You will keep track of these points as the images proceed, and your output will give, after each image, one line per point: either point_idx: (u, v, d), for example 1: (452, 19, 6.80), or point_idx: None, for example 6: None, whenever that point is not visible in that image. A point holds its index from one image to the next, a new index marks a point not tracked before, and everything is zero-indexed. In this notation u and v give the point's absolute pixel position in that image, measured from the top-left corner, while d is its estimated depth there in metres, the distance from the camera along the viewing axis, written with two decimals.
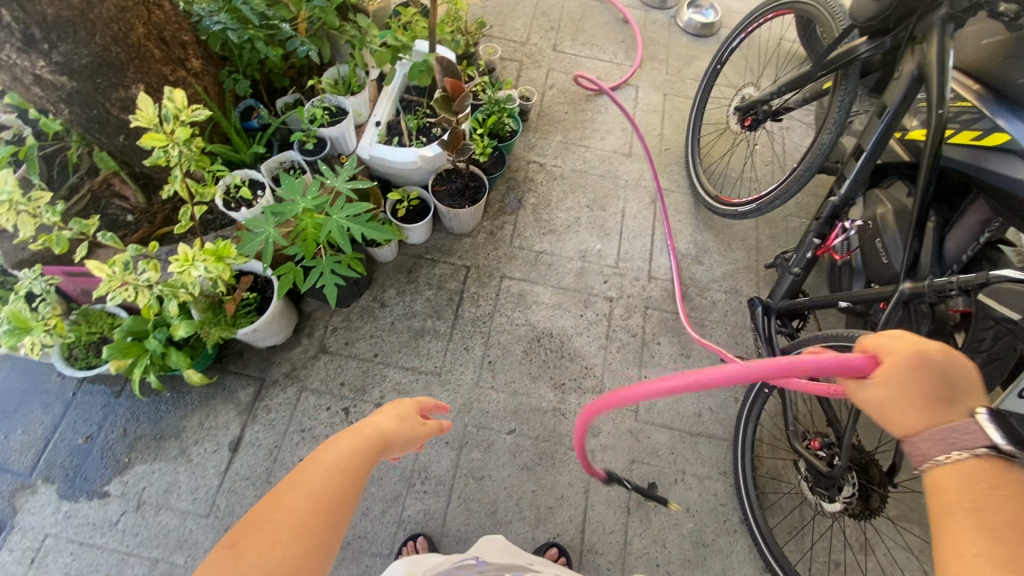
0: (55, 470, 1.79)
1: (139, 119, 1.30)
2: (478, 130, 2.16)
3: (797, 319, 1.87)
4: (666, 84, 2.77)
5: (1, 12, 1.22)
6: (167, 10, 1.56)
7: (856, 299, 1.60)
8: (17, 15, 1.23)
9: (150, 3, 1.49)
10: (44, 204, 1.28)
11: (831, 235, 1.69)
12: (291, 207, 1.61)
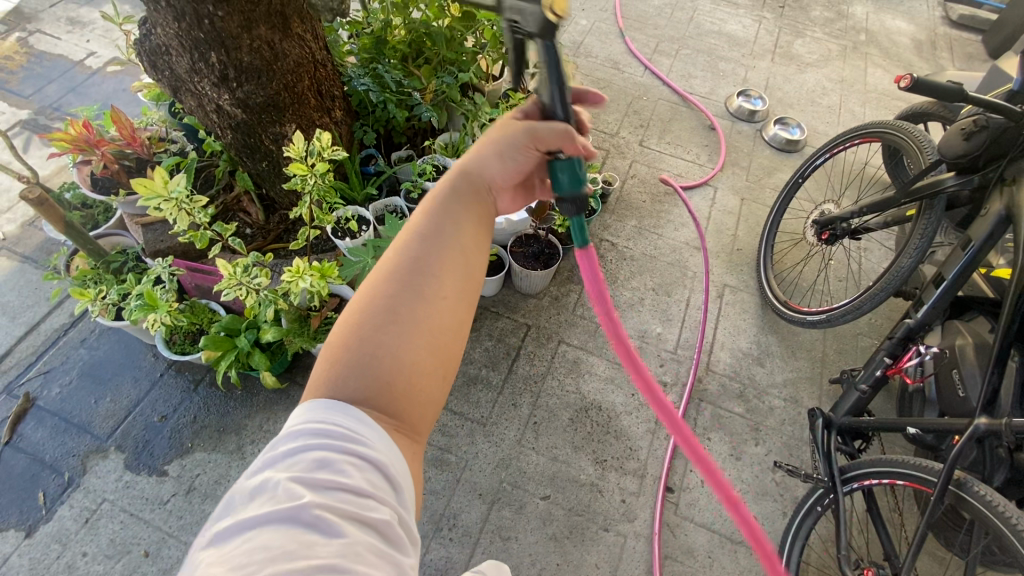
0: (127, 441, 1.95)
1: (290, 151, 1.55)
2: None
3: (860, 439, 1.80)
4: (745, 190, 2.89)
5: (211, 55, 1.54)
6: (328, 70, 1.88)
7: (926, 428, 1.54)
8: (223, 59, 1.55)
9: (318, 63, 1.82)
10: (200, 206, 1.51)
11: (904, 357, 1.66)
12: (390, 243, 1.80)
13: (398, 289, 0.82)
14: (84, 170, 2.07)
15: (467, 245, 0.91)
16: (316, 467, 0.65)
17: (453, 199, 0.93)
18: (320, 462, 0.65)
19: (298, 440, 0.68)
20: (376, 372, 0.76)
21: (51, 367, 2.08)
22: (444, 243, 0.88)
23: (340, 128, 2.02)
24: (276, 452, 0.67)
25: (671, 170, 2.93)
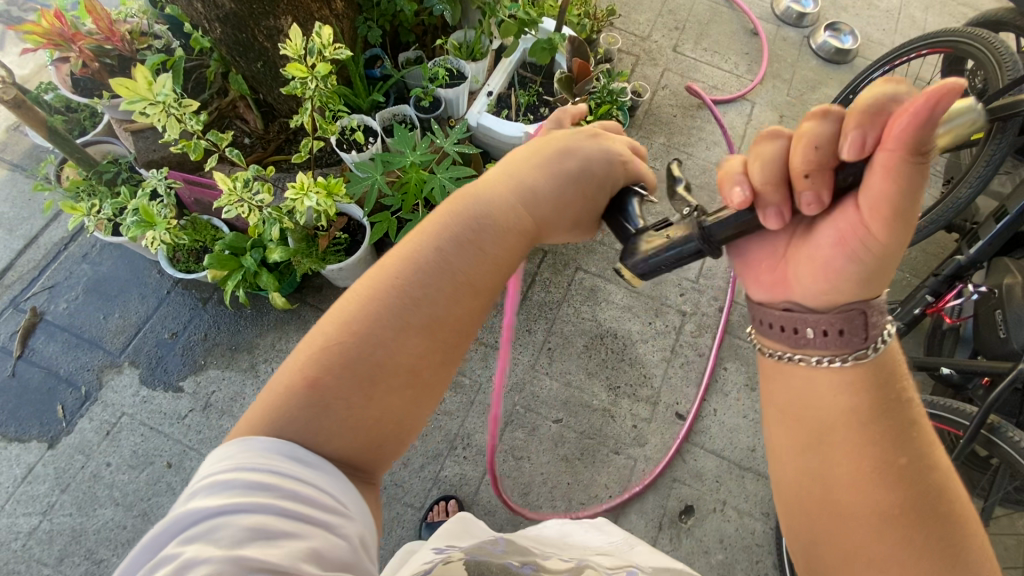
0: (140, 357, 1.94)
1: (287, 49, 1.36)
2: (587, 118, 2.14)
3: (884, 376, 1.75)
4: (785, 106, 2.64)
5: None
6: None
7: (960, 368, 1.47)
8: None
9: None
10: (190, 112, 1.36)
11: (947, 295, 1.56)
12: (401, 158, 1.66)
13: (390, 315, 0.72)
14: (63, 69, 1.88)
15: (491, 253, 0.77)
16: (249, 532, 0.58)
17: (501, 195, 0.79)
18: (261, 524, 0.59)
19: (231, 490, 0.60)
20: (366, 427, 0.70)
21: (55, 282, 2.02)
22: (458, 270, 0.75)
23: (342, 23, 1.77)
24: (202, 501, 0.60)
25: (705, 82, 2.67)
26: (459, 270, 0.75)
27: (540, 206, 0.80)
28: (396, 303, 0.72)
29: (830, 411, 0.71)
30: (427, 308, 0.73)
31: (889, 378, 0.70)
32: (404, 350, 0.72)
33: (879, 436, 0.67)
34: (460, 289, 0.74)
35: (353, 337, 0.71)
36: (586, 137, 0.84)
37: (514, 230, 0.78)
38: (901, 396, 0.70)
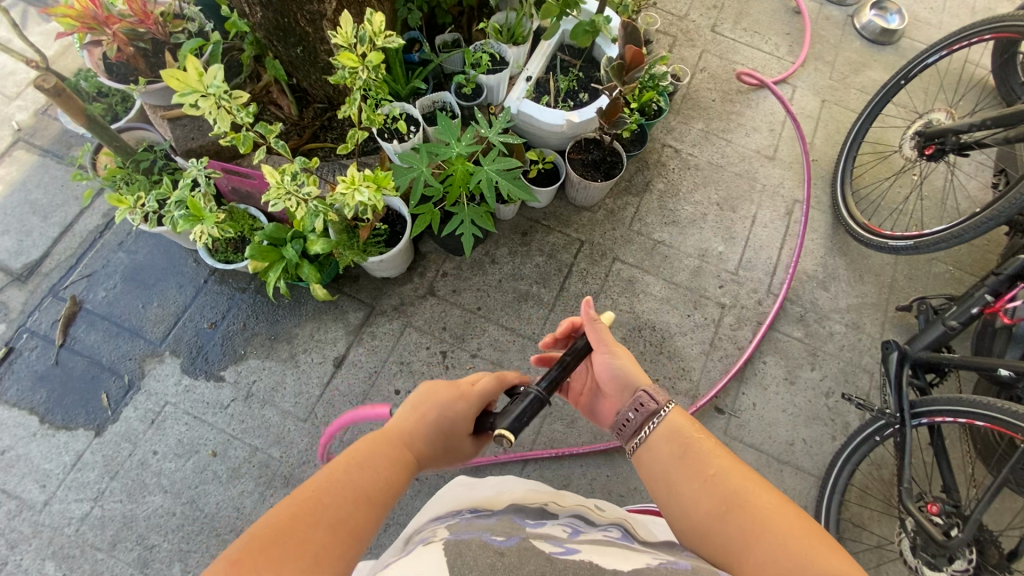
0: (181, 346, 1.95)
1: (337, 37, 1.31)
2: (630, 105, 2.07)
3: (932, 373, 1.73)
4: (827, 90, 2.55)
5: None
6: None
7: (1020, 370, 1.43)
8: None
9: None
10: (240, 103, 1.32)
11: (1007, 295, 1.52)
12: (447, 149, 1.62)
13: (315, 503, 0.87)
14: (95, 53, 1.83)
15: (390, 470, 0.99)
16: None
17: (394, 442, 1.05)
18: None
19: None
20: None
21: (93, 271, 2.02)
22: (370, 473, 0.96)
23: (383, 6, 1.71)
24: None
25: (745, 64, 2.58)
26: (369, 479, 0.95)
27: (422, 434, 1.08)
28: (335, 492, 0.90)
29: (668, 474, 1.06)
30: (354, 502, 0.91)
31: (679, 432, 1.10)
32: (331, 526, 0.85)
33: (683, 451, 1.07)
34: (375, 499, 0.93)
35: (292, 516, 0.84)
36: (445, 388, 1.15)
37: (399, 450, 1.04)
38: (692, 436, 1.09)
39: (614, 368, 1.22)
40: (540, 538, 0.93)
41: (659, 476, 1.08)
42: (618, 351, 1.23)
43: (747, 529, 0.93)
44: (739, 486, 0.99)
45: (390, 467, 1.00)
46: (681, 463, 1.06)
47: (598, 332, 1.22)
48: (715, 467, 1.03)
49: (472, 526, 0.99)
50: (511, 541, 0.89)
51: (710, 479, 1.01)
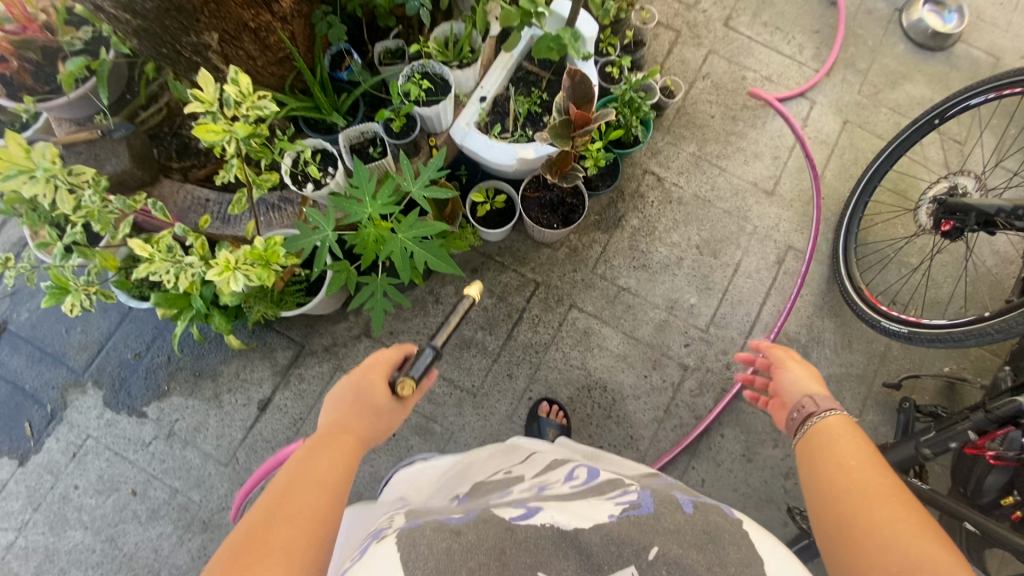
0: (104, 377, 1.87)
1: (195, 102, 1.07)
2: (598, 139, 1.77)
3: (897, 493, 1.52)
4: (852, 108, 2.16)
5: None
6: None
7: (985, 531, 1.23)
8: None
9: None
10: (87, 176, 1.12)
11: (993, 436, 1.29)
12: (357, 211, 1.40)
13: (274, 506, 0.72)
14: None
15: (335, 455, 0.84)
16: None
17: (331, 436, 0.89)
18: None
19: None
20: None
21: (15, 289, 1.92)
22: (313, 463, 0.81)
23: (294, 24, 1.41)
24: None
25: (758, 70, 2.18)
26: (320, 464, 0.81)
27: (349, 423, 0.94)
28: (291, 498, 0.73)
29: (809, 459, 0.98)
30: (318, 495, 0.76)
31: (841, 431, 0.99)
32: (304, 526, 0.70)
33: (867, 462, 0.90)
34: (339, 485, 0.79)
35: (251, 543, 0.66)
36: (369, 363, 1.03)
37: (340, 437, 0.89)
38: (852, 440, 0.96)
39: (790, 379, 1.19)
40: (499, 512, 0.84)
41: (807, 464, 0.98)
42: (790, 364, 1.22)
43: (871, 509, 0.80)
44: (875, 475, 0.86)
45: (347, 459, 0.85)
46: (823, 449, 0.97)
47: (777, 352, 1.26)
48: (854, 458, 0.91)
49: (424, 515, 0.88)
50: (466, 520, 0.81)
51: (850, 467, 0.90)
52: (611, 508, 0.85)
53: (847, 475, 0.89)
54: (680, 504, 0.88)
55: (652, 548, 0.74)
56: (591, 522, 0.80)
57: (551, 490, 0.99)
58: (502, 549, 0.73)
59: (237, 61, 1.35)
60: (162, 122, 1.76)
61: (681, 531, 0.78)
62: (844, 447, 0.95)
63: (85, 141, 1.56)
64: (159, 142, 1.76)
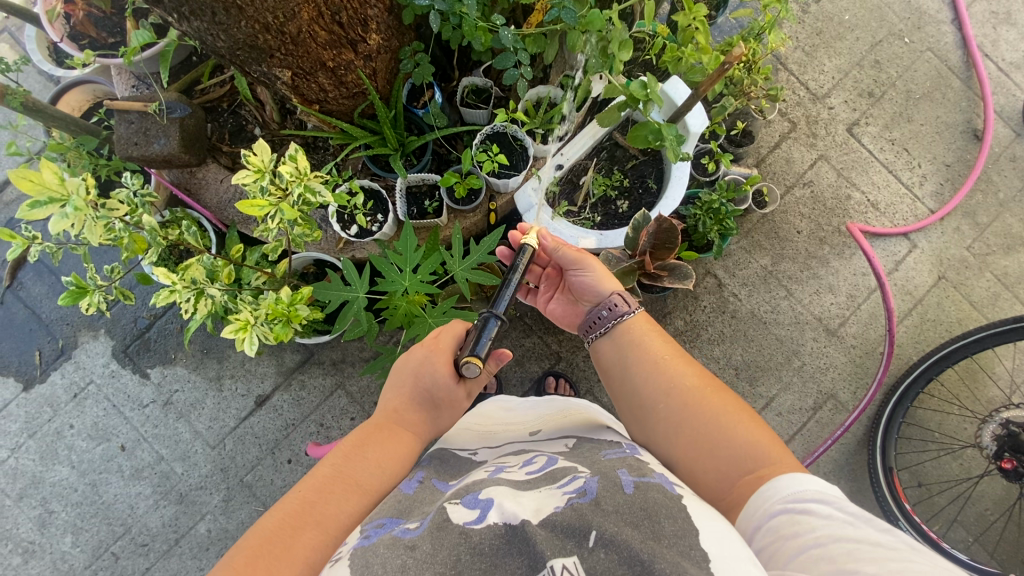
0: (116, 328, 1.89)
1: (247, 167, 0.98)
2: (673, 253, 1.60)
3: None
4: (955, 263, 1.94)
5: None
6: None
7: None
8: None
9: None
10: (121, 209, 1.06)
11: None
12: (393, 283, 1.31)
13: (315, 497, 0.80)
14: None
15: (382, 455, 0.89)
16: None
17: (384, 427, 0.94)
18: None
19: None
20: None
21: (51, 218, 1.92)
22: (365, 458, 0.87)
23: (378, 60, 1.28)
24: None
25: (866, 193, 1.97)
26: (368, 464, 0.87)
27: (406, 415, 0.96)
28: (319, 496, 0.80)
29: (616, 361, 0.98)
30: (346, 499, 0.81)
31: (639, 327, 0.99)
32: (319, 534, 0.76)
33: (666, 360, 0.92)
34: (363, 493, 0.83)
35: (279, 531, 0.75)
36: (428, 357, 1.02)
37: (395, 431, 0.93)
38: (651, 330, 0.98)
39: (586, 279, 1.09)
40: (456, 499, 0.70)
41: (614, 367, 0.97)
42: (586, 260, 1.10)
43: (700, 418, 0.83)
44: (688, 370, 0.90)
45: (385, 466, 0.88)
46: (629, 350, 0.96)
47: (562, 253, 1.11)
48: (675, 360, 0.92)
49: (378, 511, 0.74)
50: (423, 528, 0.65)
51: (659, 361, 0.92)
52: (556, 498, 0.66)
53: (659, 385, 0.89)
54: (620, 482, 0.68)
55: (592, 533, 0.59)
56: (537, 516, 0.63)
57: (508, 472, 0.77)
58: (458, 556, 0.59)
59: (308, 92, 1.25)
60: (223, 95, 1.66)
61: (621, 513, 0.63)
62: (645, 342, 0.96)
63: (138, 112, 1.48)
64: (215, 118, 1.66)
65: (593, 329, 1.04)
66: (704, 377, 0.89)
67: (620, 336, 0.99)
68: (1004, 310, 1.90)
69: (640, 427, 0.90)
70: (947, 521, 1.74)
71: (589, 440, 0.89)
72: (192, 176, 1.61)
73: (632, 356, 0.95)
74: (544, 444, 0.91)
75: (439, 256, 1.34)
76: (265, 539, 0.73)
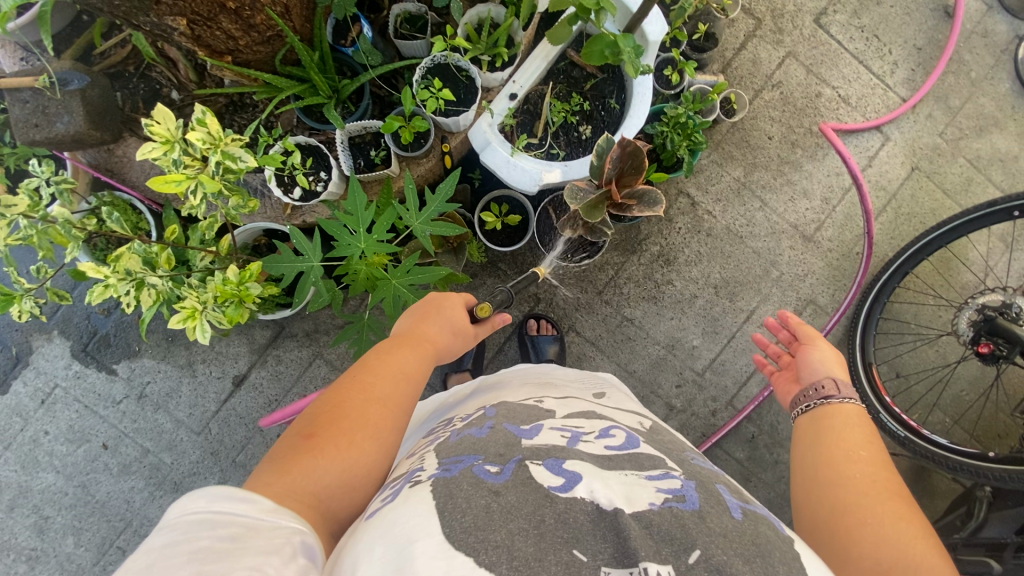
0: (70, 328, 1.78)
1: (152, 139, 0.86)
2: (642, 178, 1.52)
3: None
4: (928, 152, 1.89)
5: None
6: None
7: None
8: None
9: None
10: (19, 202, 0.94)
11: None
12: (348, 247, 1.22)
13: (362, 388, 0.85)
14: None
15: (413, 361, 0.95)
16: (197, 558, 0.52)
17: (412, 340, 1.00)
18: (233, 531, 0.56)
19: (179, 535, 0.54)
20: (339, 478, 0.74)
21: None
22: (400, 361, 0.93)
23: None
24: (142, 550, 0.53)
25: (836, 88, 1.88)
26: (404, 366, 0.93)
27: (430, 334, 1.04)
28: (366, 378, 0.88)
29: (811, 437, 0.94)
30: (390, 391, 0.87)
31: (853, 416, 0.94)
32: (373, 405, 0.83)
33: (869, 455, 0.85)
34: (404, 380, 0.91)
35: (336, 403, 0.82)
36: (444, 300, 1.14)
37: (423, 343, 1.01)
38: (856, 430, 0.91)
39: (817, 357, 1.08)
40: (537, 459, 0.74)
41: (805, 442, 0.94)
42: (819, 343, 1.11)
43: (877, 503, 0.77)
44: (883, 471, 0.82)
45: (420, 363, 0.96)
46: (829, 431, 0.92)
47: (805, 329, 1.14)
48: (865, 447, 0.86)
49: (460, 446, 0.80)
50: (507, 477, 0.70)
51: (860, 454, 0.86)
52: (651, 493, 0.68)
53: (846, 470, 0.83)
54: (728, 505, 0.70)
55: (694, 551, 0.60)
56: (631, 507, 0.64)
57: (585, 444, 0.80)
58: (542, 516, 0.63)
59: (213, 41, 1.10)
60: (128, 58, 1.47)
61: (728, 538, 0.63)
62: (853, 437, 0.89)
63: (30, 88, 1.31)
64: (124, 85, 1.47)
65: (802, 401, 1.02)
66: (884, 466, 0.83)
67: (825, 417, 0.95)
68: (976, 194, 1.88)
69: (808, 494, 0.85)
70: (925, 406, 1.81)
71: (660, 431, 0.96)
72: (111, 155, 1.46)
73: (832, 442, 0.90)
74: (618, 415, 0.97)
75: (394, 212, 1.24)
76: (324, 422, 0.78)
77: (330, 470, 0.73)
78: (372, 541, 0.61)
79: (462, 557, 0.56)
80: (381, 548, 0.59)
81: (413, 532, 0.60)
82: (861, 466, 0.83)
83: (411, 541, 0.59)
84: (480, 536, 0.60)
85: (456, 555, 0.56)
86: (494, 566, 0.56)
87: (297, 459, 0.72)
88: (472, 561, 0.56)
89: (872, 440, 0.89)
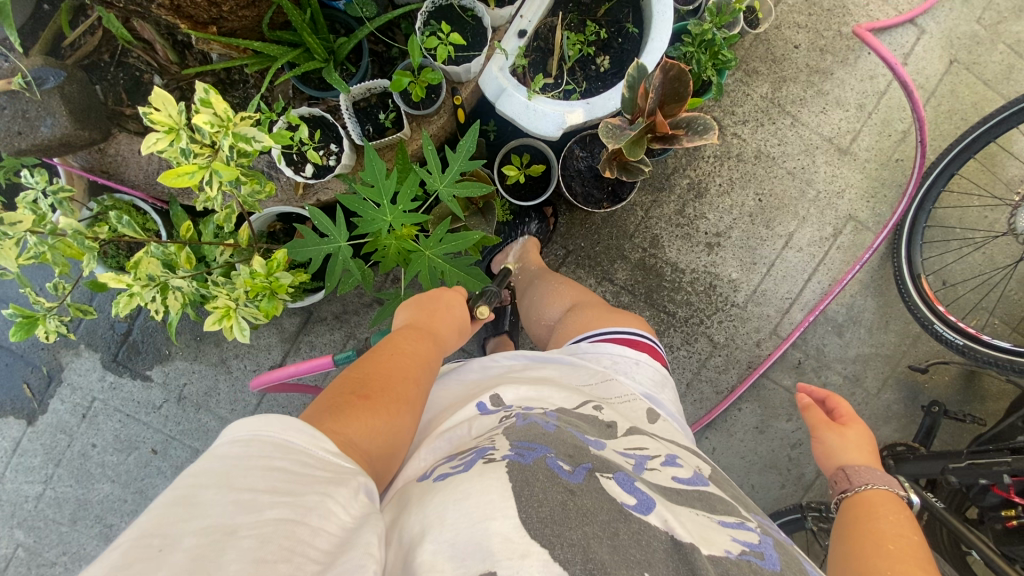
0: (96, 340, 1.75)
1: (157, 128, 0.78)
2: None
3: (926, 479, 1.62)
4: (964, 42, 1.75)
5: None
6: None
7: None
8: None
9: None
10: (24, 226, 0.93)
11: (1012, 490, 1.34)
12: (375, 222, 1.14)
13: (400, 362, 0.86)
14: None
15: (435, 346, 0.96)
16: (273, 475, 0.54)
17: (429, 330, 0.99)
18: (303, 459, 0.58)
19: (254, 452, 0.55)
20: (383, 446, 0.73)
21: None
22: (428, 347, 0.94)
23: None
24: (222, 455, 0.54)
25: None
26: (431, 351, 0.93)
27: (445, 331, 1.03)
28: (404, 357, 0.87)
29: (844, 525, 0.92)
30: (422, 371, 0.88)
31: (873, 506, 0.92)
32: (412, 382, 0.84)
33: (902, 544, 0.83)
34: (430, 365, 0.91)
35: (377, 373, 0.82)
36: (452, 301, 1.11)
37: (438, 335, 1.00)
38: (888, 517, 0.89)
39: (823, 451, 1.09)
40: (609, 473, 0.68)
41: (840, 530, 0.92)
42: (822, 432, 1.10)
43: None
44: (916, 563, 0.79)
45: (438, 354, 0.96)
46: (870, 517, 0.90)
47: (808, 416, 1.14)
48: (894, 537, 0.84)
49: (530, 432, 0.73)
50: (582, 477, 0.64)
51: (893, 543, 0.83)
52: (727, 542, 0.63)
53: (876, 559, 0.80)
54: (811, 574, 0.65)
55: None
56: (707, 548, 0.60)
57: (651, 473, 0.74)
58: (616, 529, 0.58)
59: (194, 11, 0.99)
60: (99, 45, 1.35)
61: None
62: (887, 528, 0.87)
63: (5, 92, 1.20)
64: (101, 76, 1.35)
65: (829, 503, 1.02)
66: (920, 559, 0.80)
67: (850, 509, 0.94)
68: (1019, 81, 1.75)
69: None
70: (975, 311, 1.75)
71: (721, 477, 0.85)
72: (104, 155, 1.36)
73: (865, 532, 0.87)
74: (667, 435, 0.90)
75: (416, 176, 1.14)
76: (370, 385, 0.78)
77: (372, 434, 0.72)
78: (444, 508, 0.58)
79: (539, 548, 0.52)
80: (455, 519, 0.56)
81: (488, 508, 0.55)
82: (890, 556, 0.80)
83: (486, 519, 0.54)
84: (558, 530, 0.55)
85: (533, 546, 0.52)
86: (569, 565, 0.51)
87: (347, 417, 0.71)
88: (547, 553, 0.52)
89: (907, 532, 0.86)
